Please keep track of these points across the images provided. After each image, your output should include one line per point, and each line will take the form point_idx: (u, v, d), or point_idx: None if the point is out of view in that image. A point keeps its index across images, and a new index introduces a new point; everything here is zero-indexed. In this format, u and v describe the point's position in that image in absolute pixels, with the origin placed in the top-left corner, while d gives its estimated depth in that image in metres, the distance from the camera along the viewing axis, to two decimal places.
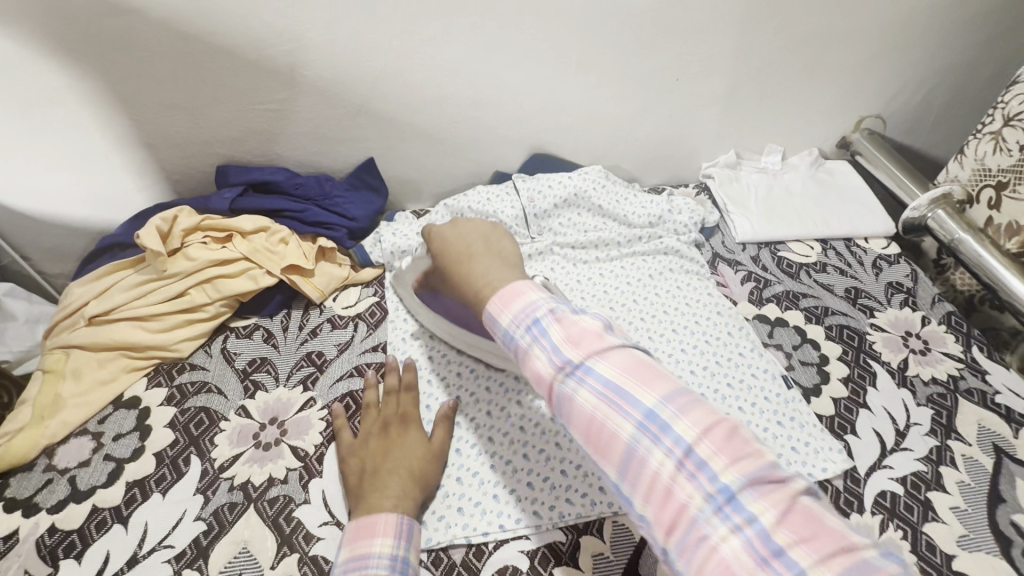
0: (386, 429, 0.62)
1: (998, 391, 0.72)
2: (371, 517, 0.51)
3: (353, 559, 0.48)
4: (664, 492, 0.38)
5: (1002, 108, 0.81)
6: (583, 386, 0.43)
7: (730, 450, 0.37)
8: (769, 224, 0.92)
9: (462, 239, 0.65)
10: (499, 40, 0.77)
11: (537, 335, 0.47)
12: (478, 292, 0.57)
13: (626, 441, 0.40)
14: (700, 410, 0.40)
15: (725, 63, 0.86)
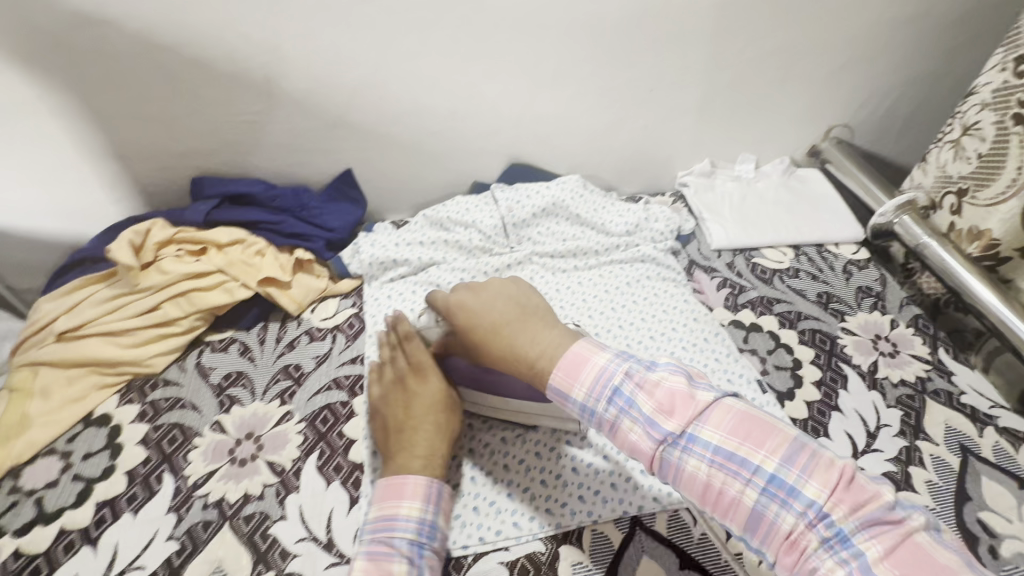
0: (402, 381, 0.64)
1: (963, 392, 0.74)
2: (399, 480, 0.56)
3: (382, 519, 0.54)
4: (790, 543, 0.43)
5: (960, 118, 0.82)
6: (690, 454, 0.47)
7: (847, 500, 0.42)
8: (743, 231, 0.94)
9: (491, 308, 0.63)
10: (475, 53, 0.78)
11: (627, 408, 0.50)
12: (532, 367, 0.57)
13: (748, 504, 0.45)
14: (815, 461, 0.44)
15: (697, 75, 0.88)
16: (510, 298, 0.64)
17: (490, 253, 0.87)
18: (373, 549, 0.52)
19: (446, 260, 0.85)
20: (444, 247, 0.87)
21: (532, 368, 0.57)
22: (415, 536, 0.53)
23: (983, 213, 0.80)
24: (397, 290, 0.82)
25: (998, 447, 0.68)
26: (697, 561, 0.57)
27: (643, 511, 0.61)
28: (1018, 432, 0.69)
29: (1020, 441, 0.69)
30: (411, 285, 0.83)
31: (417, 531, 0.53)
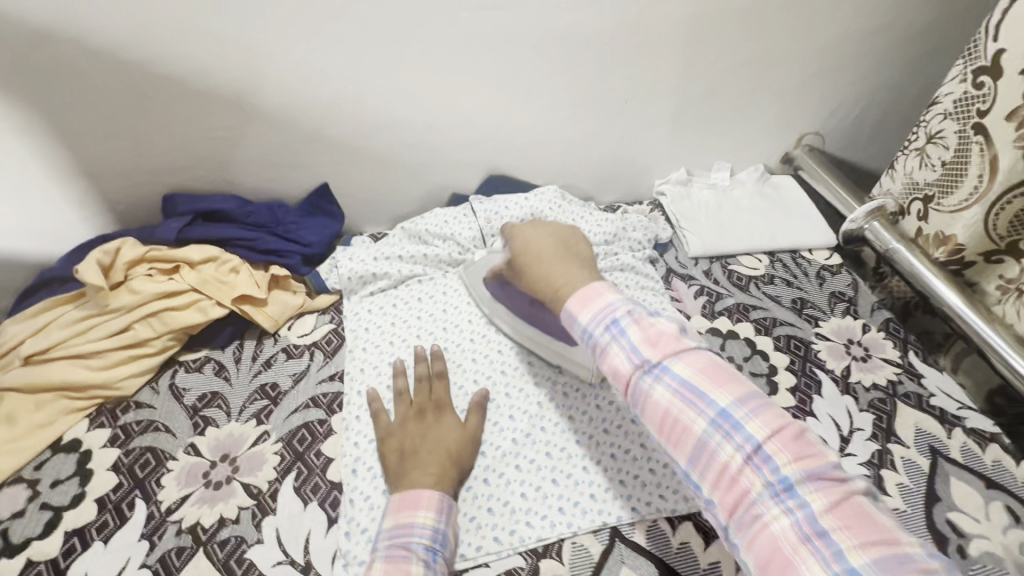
0: (422, 414, 0.66)
1: (933, 394, 0.76)
2: (416, 491, 0.56)
3: (396, 527, 0.53)
4: (729, 479, 0.43)
5: (924, 127, 0.84)
6: (659, 381, 0.49)
7: (795, 451, 0.42)
8: (719, 239, 0.95)
9: (542, 242, 0.69)
10: (449, 68, 0.78)
11: (616, 334, 0.52)
12: (555, 289, 0.62)
13: (697, 434, 0.46)
14: (770, 413, 0.45)
15: (671, 86, 0.90)
16: (559, 239, 0.70)
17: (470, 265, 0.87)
18: (389, 554, 0.50)
19: (427, 275, 0.85)
20: (423, 261, 0.86)
21: (555, 289, 0.62)
22: (429, 545, 0.52)
23: (949, 219, 0.83)
24: (377, 304, 0.82)
25: (966, 448, 0.70)
26: (674, 571, 0.58)
27: (622, 522, 0.61)
28: (985, 432, 0.71)
29: (987, 441, 0.71)
30: (390, 298, 0.82)
31: (432, 540, 0.52)
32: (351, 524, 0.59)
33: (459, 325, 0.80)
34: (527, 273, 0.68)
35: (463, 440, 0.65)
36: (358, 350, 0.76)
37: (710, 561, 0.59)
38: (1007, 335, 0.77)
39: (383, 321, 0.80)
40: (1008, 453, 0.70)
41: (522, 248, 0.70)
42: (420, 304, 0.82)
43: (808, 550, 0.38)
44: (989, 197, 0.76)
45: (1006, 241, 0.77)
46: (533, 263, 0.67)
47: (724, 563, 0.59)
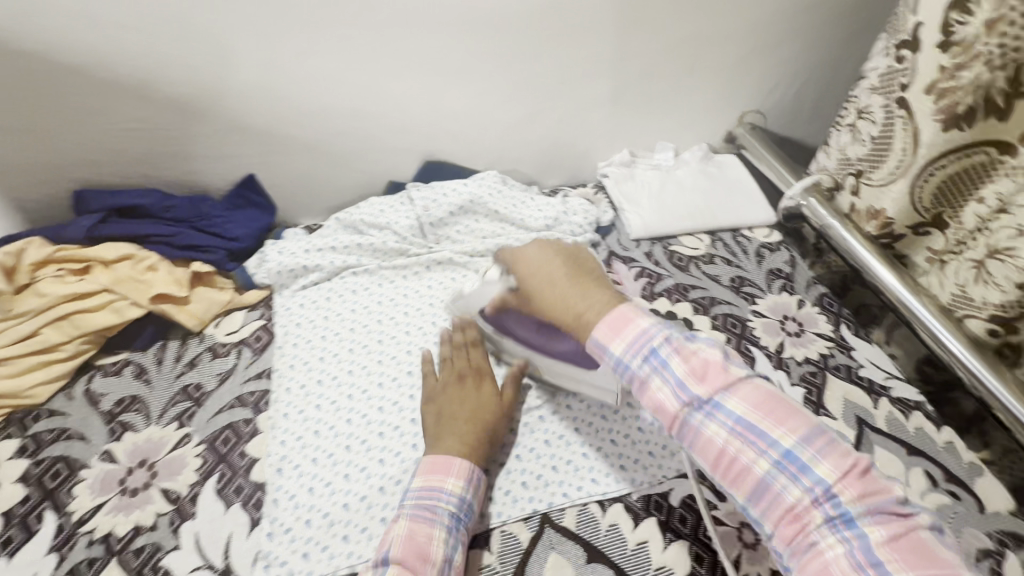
0: (463, 381, 0.67)
1: (862, 365, 0.77)
2: (448, 457, 0.58)
3: (427, 488, 0.55)
4: (796, 522, 0.42)
5: (855, 103, 0.85)
6: (712, 420, 0.46)
7: (862, 490, 0.41)
8: (661, 220, 0.95)
9: (549, 262, 0.60)
10: (372, 52, 0.76)
11: (657, 366, 0.48)
12: (577, 315, 0.54)
13: (759, 475, 0.43)
14: (833, 448, 0.43)
15: (606, 66, 0.88)
16: (566, 256, 0.61)
17: (407, 254, 0.85)
18: (416, 511, 0.53)
19: (361, 265, 0.83)
20: (358, 251, 0.84)
21: (578, 316, 0.54)
22: (453, 513, 0.55)
23: (877, 193, 0.83)
24: (310, 297, 0.79)
25: (891, 418, 0.72)
26: (604, 554, 0.58)
27: (552, 508, 0.61)
28: (909, 401, 0.73)
29: (911, 409, 0.73)
30: (324, 291, 0.80)
31: (457, 508, 0.55)
32: (274, 525, 0.58)
33: (394, 318, 0.78)
34: (536, 297, 0.59)
35: (501, 410, 0.66)
36: (289, 346, 0.74)
37: (638, 541, 0.59)
38: (932, 306, 0.78)
39: (316, 316, 0.77)
40: (930, 420, 0.72)
41: (530, 266, 0.61)
42: (355, 296, 0.80)
43: None
44: (911, 171, 0.76)
45: (931, 213, 0.78)
46: (545, 285, 0.58)
47: (652, 542, 0.59)
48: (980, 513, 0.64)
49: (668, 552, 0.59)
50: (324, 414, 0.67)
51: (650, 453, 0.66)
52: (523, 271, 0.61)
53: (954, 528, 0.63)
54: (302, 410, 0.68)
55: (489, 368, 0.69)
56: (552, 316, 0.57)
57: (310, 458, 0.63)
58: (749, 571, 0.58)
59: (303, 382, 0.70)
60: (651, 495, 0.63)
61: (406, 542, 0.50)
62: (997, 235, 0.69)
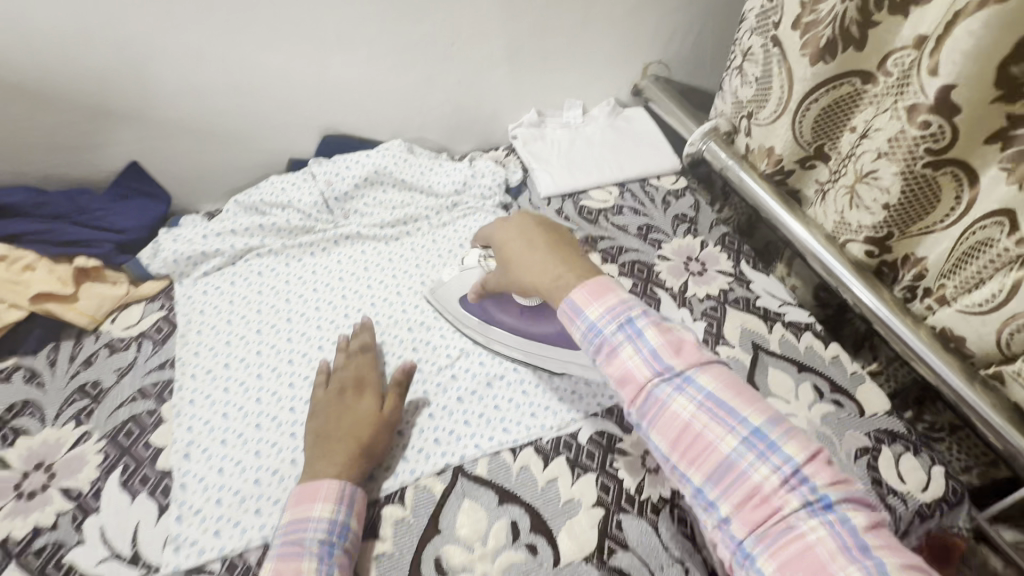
0: (342, 395, 0.64)
1: (759, 296, 0.82)
2: (314, 483, 0.55)
3: (294, 522, 0.53)
4: (757, 498, 0.41)
5: (740, 45, 0.88)
6: (683, 394, 0.45)
7: (829, 474, 0.41)
8: (569, 176, 0.96)
9: (528, 233, 0.61)
10: (240, 22, 0.75)
11: (633, 336, 0.48)
12: (555, 280, 0.55)
13: (725, 451, 0.43)
14: (799, 435, 0.43)
15: (496, 24, 0.88)
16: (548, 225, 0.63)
17: (314, 231, 0.84)
18: (283, 552, 0.51)
19: (265, 246, 0.81)
20: (262, 232, 0.82)
21: (555, 280, 0.54)
22: (326, 537, 0.52)
23: (765, 132, 0.86)
24: (213, 284, 0.77)
25: (783, 340, 0.77)
26: (516, 495, 0.61)
27: (465, 460, 0.63)
28: (800, 323, 0.79)
29: (801, 330, 0.78)
30: (227, 276, 0.78)
31: (330, 532, 0.52)
32: (184, 508, 0.58)
33: (303, 295, 0.78)
34: (513, 264, 0.60)
35: (381, 425, 0.62)
36: (192, 333, 0.72)
37: (548, 479, 0.62)
38: (819, 234, 0.81)
39: (221, 301, 0.76)
40: (819, 338, 0.77)
41: (508, 235, 0.62)
42: (260, 278, 0.79)
43: (847, 561, 0.37)
44: (789, 108, 0.79)
45: (813, 146, 0.82)
46: (524, 253, 0.59)
47: (561, 479, 0.62)
48: (860, 417, 0.69)
49: (576, 486, 0.62)
50: (233, 396, 0.67)
51: (559, 399, 0.69)
52: (502, 242, 0.63)
53: (836, 432, 0.68)
54: (209, 394, 0.67)
55: (372, 379, 0.66)
56: (528, 282, 0.58)
57: (219, 440, 0.63)
58: (651, 493, 0.61)
59: (209, 367, 0.69)
60: (561, 436, 0.66)
61: None
62: (862, 160, 0.71)
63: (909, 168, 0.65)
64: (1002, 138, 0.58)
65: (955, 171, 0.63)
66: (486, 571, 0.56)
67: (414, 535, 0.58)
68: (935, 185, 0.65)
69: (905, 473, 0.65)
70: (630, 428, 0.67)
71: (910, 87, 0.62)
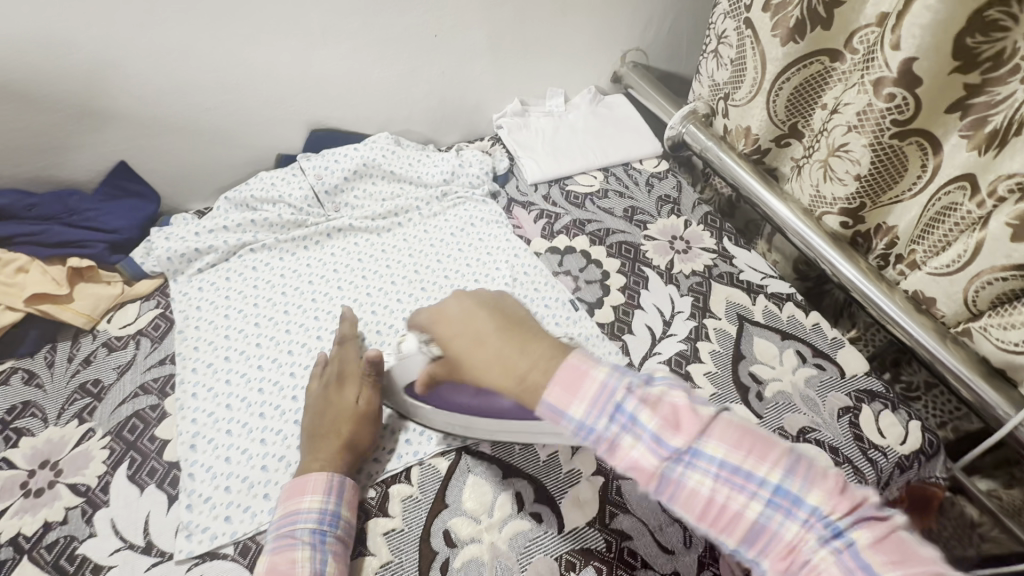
0: (326, 387, 0.64)
1: (742, 270, 0.85)
2: (300, 478, 0.55)
3: (285, 516, 0.53)
4: (791, 558, 0.38)
5: (714, 29, 0.91)
6: (692, 471, 0.40)
7: (849, 504, 0.38)
8: (555, 163, 0.98)
9: (472, 319, 0.52)
10: (223, 17, 0.75)
11: (626, 423, 0.42)
12: (521, 380, 0.46)
13: (752, 519, 0.39)
14: (816, 472, 0.40)
15: (477, 15, 0.90)
16: (488, 302, 0.54)
17: (306, 225, 0.85)
18: (276, 544, 0.51)
19: (258, 241, 0.82)
20: (254, 228, 0.83)
21: (520, 380, 0.46)
22: (317, 526, 0.52)
23: (742, 113, 0.89)
24: (208, 280, 0.78)
25: (766, 311, 0.80)
26: (519, 469, 0.63)
27: (468, 439, 0.65)
28: (782, 294, 0.82)
29: (783, 301, 0.81)
30: (222, 272, 0.79)
31: (321, 521, 0.53)
32: (193, 496, 0.59)
33: (299, 288, 0.79)
34: (463, 359, 0.51)
35: (365, 416, 0.62)
36: (191, 329, 0.73)
37: (549, 451, 0.65)
38: (797, 208, 0.84)
39: (217, 296, 0.77)
40: (800, 307, 0.81)
41: (444, 327, 0.54)
42: (255, 272, 0.79)
43: None
44: (764, 88, 0.82)
45: (787, 124, 0.85)
46: (472, 347, 0.50)
47: (561, 451, 0.65)
48: (841, 378, 0.73)
49: (577, 456, 0.64)
50: (235, 388, 0.68)
51: None
52: (443, 335, 0.53)
53: (820, 393, 0.71)
54: (211, 387, 0.67)
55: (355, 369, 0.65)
56: (486, 380, 0.49)
57: (223, 431, 0.64)
58: None
59: (209, 361, 0.70)
60: None
61: None
62: (834, 134, 0.74)
63: (878, 139, 0.68)
64: (961, 108, 0.62)
65: (919, 141, 0.67)
66: (493, 540, 0.58)
67: (422, 511, 0.60)
68: (902, 155, 0.69)
69: (884, 428, 0.68)
70: None
71: (876, 61, 0.65)
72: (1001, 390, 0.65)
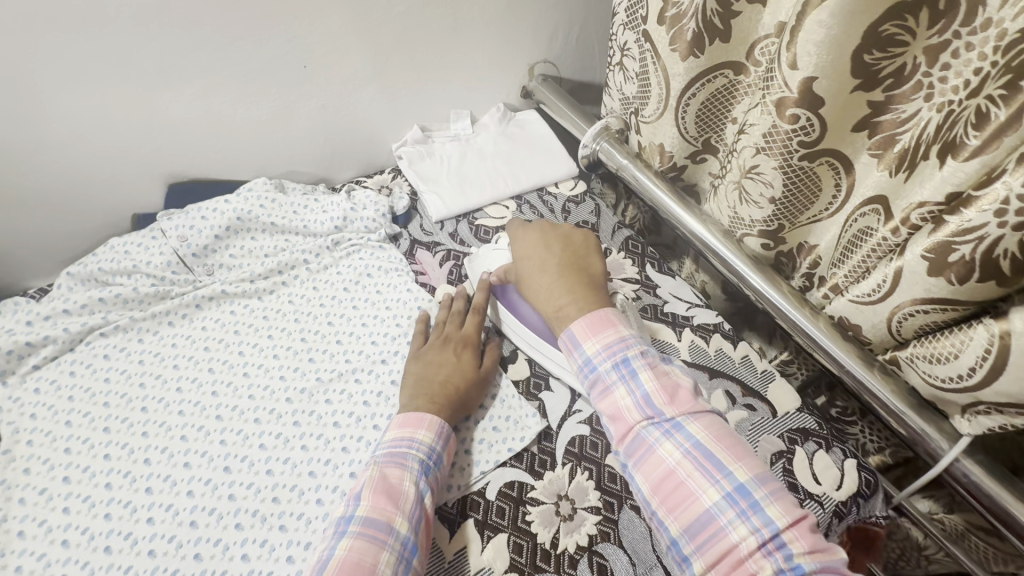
0: (448, 341, 0.67)
1: (666, 301, 0.79)
2: (420, 412, 0.58)
3: (398, 437, 0.57)
4: (729, 554, 0.45)
5: (616, 40, 0.83)
6: (670, 439, 0.51)
7: (809, 538, 0.44)
8: (462, 195, 0.89)
9: (548, 254, 0.65)
10: (27, 61, 0.63)
11: (627, 376, 0.54)
12: (556, 309, 0.61)
13: (705, 504, 0.47)
14: (785, 497, 0.47)
15: (353, 41, 0.80)
16: (566, 243, 0.66)
17: (170, 296, 0.74)
18: (387, 459, 0.55)
19: (110, 323, 0.70)
20: (104, 307, 0.71)
21: (557, 309, 0.61)
22: (425, 460, 0.55)
23: (653, 129, 0.82)
24: (46, 378, 0.66)
25: (693, 346, 0.74)
26: None
27: None
28: (709, 325, 0.76)
29: (710, 333, 0.76)
30: (64, 367, 0.67)
31: (428, 457, 0.56)
32: None
33: (161, 375, 0.67)
34: (529, 280, 0.65)
35: (477, 378, 0.65)
36: (21, 448, 0.61)
37: (455, 549, 0.57)
38: (717, 230, 0.78)
39: (58, 399, 0.65)
40: (727, 339, 0.75)
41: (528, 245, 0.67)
42: (106, 363, 0.68)
43: None
44: (670, 104, 0.76)
45: (700, 140, 0.79)
46: (535, 272, 0.64)
47: (470, 546, 0.57)
48: (772, 418, 0.68)
49: (487, 551, 0.56)
50: (74, 518, 0.57)
51: (467, 452, 0.64)
52: (522, 250, 0.67)
53: (750, 439, 0.66)
54: (45, 519, 0.56)
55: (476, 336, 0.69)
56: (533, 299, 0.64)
57: None
58: (567, 545, 0.57)
59: (43, 486, 0.58)
60: (467, 495, 0.60)
61: (377, 482, 0.52)
62: (743, 156, 0.68)
63: (787, 161, 0.63)
64: (868, 126, 0.57)
65: (831, 161, 0.61)
66: None
67: None
68: (815, 175, 0.63)
69: (819, 472, 0.63)
70: (541, 473, 0.62)
71: (775, 82, 0.59)
72: (933, 421, 0.61)
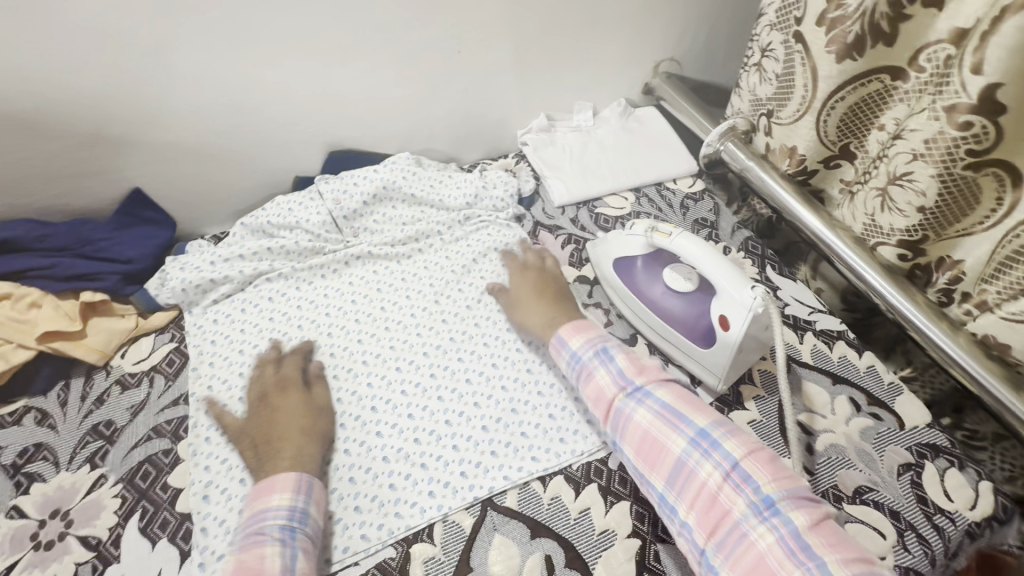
0: (266, 399, 0.65)
1: (787, 303, 0.80)
2: (270, 478, 0.56)
3: (254, 514, 0.53)
4: (704, 494, 0.51)
5: (757, 41, 0.84)
6: (641, 405, 0.58)
7: (764, 463, 0.51)
8: (584, 183, 0.93)
9: (539, 288, 0.75)
10: (238, 36, 0.73)
11: (605, 360, 0.62)
12: (547, 324, 0.70)
13: (678, 453, 0.54)
14: (740, 435, 0.54)
15: (502, 27, 0.85)
16: (551, 282, 0.76)
17: (324, 252, 0.82)
18: (246, 543, 0.51)
19: (275, 269, 0.79)
20: (270, 256, 0.80)
21: (549, 324, 0.70)
22: (286, 522, 0.53)
23: (787, 132, 0.82)
24: (222, 312, 0.76)
25: (816, 350, 0.74)
26: (548, 528, 0.59)
27: (494, 492, 0.61)
28: (832, 331, 0.76)
29: (834, 339, 0.75)
30: (238, 303, 0.77)
31: (291, 518, 0.53)
32: (206, 554, 0.56)
33: (315, 320, 0.76)
34: (524, 306, 0.74)
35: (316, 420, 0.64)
36: (205, 367, 0.70)
37: (580, 508, 0.60)
38: (847, 237, 0.77)
39: (232, 330, 0.74)
40: (852, 347, 0.75)
41: (528, 267, 0.78)
42: (271, 304, 0.77)
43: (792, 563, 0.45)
44: (814, 108, 0.76)
45: (838, 145, 0.78)
46: (535, 300, 0.74)
47: (594, 508, 0.60)
48: (900, 429, 0.67)
49: (610, 515, 0.60)
50: None
51: (588, 422, 0.67)
52: (519, 285, 0.76)
53: (877, 447, 0.65)
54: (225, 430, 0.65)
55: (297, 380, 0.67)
56: (524, 321, 0.73)
57: (238, 479, 0.61)
58: None
59: (224, 402, 0.67)
60: (591, 462, 0.64)
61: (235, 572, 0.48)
62: (895, 162, 0.67)
63: (948, 170, 0.62)
64: None
65: (996, 172, 0.59)
66: None
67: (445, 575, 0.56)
68: (975, 186, 0.62)
69: (951, 489, 0.62)
70: None
71: (950, 85, 0.59)
72: None
